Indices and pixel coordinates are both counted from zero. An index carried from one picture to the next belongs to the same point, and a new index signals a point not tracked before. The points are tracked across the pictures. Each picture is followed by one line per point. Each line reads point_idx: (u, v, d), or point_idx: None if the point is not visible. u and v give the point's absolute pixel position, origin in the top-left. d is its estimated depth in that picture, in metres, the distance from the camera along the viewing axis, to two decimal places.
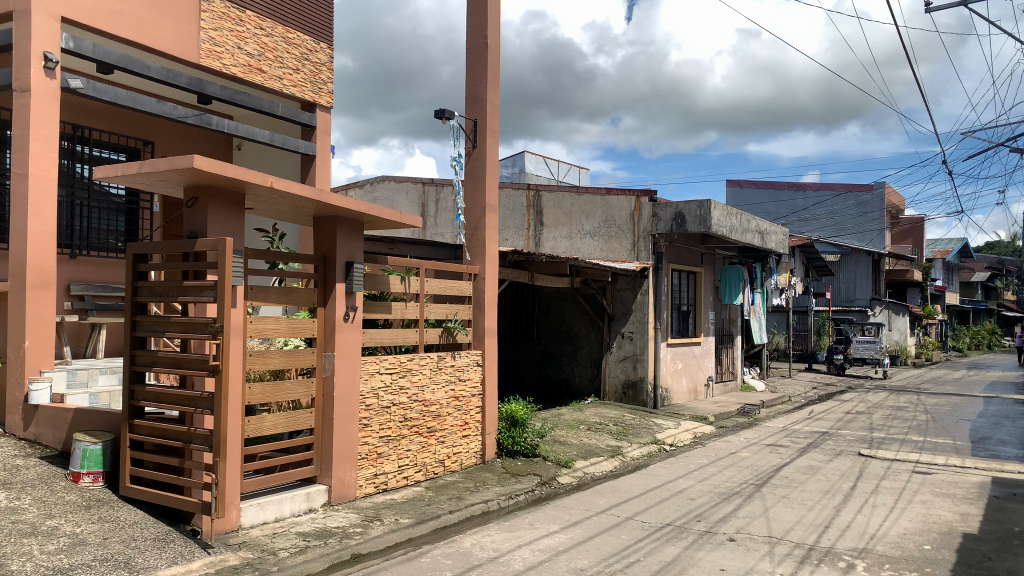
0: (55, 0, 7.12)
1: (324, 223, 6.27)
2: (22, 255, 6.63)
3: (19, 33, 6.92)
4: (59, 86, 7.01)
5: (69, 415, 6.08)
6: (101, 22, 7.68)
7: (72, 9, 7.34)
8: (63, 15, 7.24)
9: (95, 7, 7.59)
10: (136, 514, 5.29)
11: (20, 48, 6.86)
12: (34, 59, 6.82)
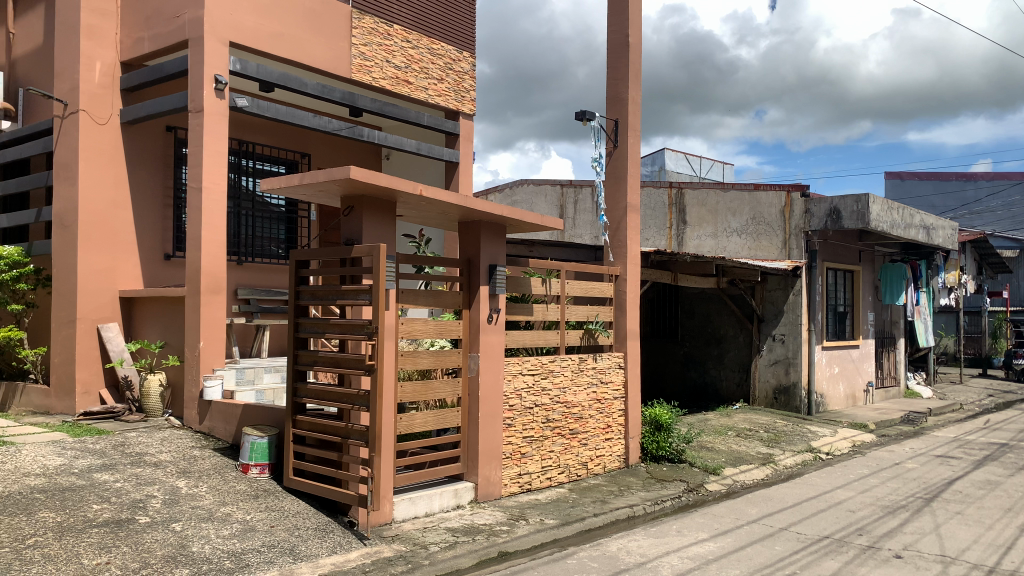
0: (225, 27, 7.71)
1: (468, 227, 6.42)
2: (198, 263, 7.23)
3: (194, 60, 7.54)
4: (228, 106, 7.59)
5: (238, 410, 6.58)
6: (265, 44, 8.23)
7: (240, 34, 7.91)
8: (232, 39, 7.82)
9: (260, 31, 8.15)
10: (298, 504, 5.62)
11: (195, 73, 7.49)
12: (206, 81, 7.41)
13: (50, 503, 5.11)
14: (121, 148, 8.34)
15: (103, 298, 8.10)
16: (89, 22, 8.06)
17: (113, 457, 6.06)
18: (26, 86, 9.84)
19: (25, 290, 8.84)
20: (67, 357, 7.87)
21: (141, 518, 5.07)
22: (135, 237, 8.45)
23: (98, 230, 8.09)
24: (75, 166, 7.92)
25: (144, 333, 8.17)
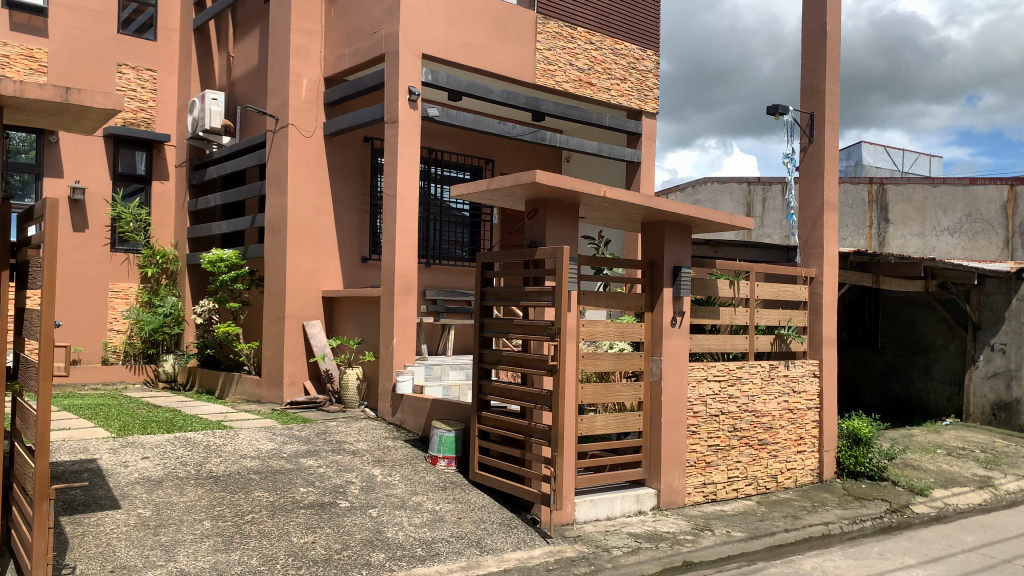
0: (418, 40, 8.12)
1: (652, 228, 6.32)
2: (392, 265, 7.66)
3: (390, 73, 8.01)
4: (420, 115, 7.99)
5: (428, 405, 6.90)
6: (455, 54, 8.57)
7: (432, 46, 8.30)
8: (425, 52, 8.22)
9: (451, 41, 8.49)
10: (484, 498, 5.78)
11: (391, 86, 7.95)
12: (401, 93, 7.84)
13: (264, 483, 5.63)
14: (324, 158, 9.01)
15: (307, 298, 8.80)
16: (298, 43, 8.80)
17: (316, 444, 6.57)
18: (243, 104, 10.91)
19: (241, 290, 9.79)
20: (276, 352, 8.64)
21: (342, 502, 5.45)
22: (335, 241, 9.09)
23: (304, 234, 8.81)
24: (284, 176, 8.68)
25: (342, 330, 8.79)
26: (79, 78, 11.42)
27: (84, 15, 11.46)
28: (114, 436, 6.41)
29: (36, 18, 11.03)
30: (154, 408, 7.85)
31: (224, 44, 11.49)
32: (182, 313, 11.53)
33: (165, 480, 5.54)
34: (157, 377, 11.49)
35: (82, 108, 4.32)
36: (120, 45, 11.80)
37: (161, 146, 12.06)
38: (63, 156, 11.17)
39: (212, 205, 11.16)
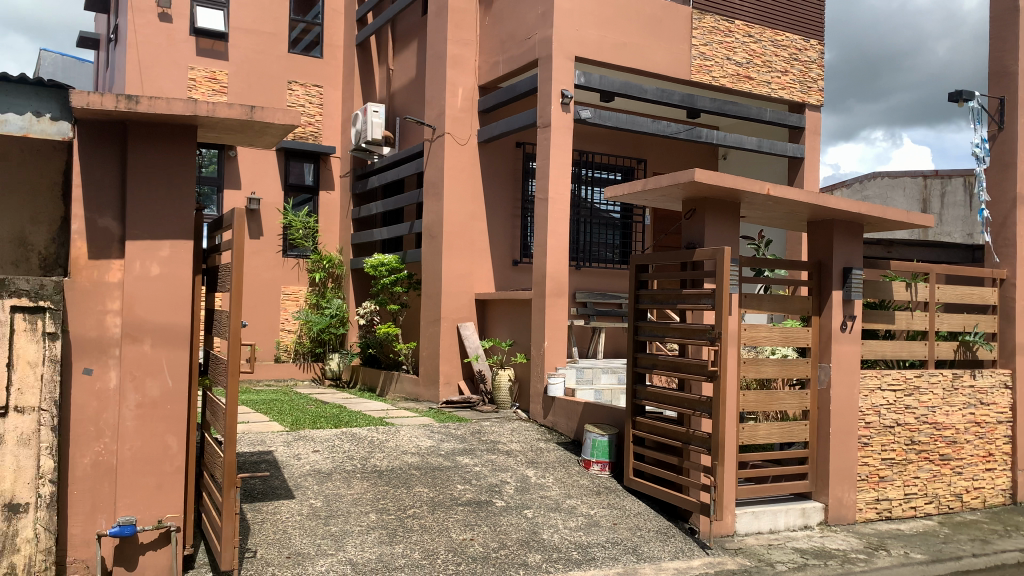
0: (571, 43, 8.15)
1: (819, 227, 5.99)
2: (545, 268, 7.73)
3: (544, 77, 8.09)
4: (573, 118, 8.00)
5: (580, 408, 6.88)
6: (609, 54, 8.51)
7: (585, 48, 8.29)
8: (578, 54, 8.22)
9: (604, 42, 8.45)
10: (639, 505, 5.69)
11: (545, 89, 8.02)
12: (554, 96, 7.90)
13: (424, 479, 5.82)
14: (478, 164, 9.22)
15: (462, 300, 9.06)
16: (454, 52, 9.07)
17: (472, 443, 6.72)
18: (402, 115, 11.40)
19: (400, 293, 10.22)
20: (433, 352, 8.93)
21: (498, 501, 5.54)
22: (489, 244, 9.28)
23: (459, 238, 9.08)
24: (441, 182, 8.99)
25: (495, 332, 8.94)
26: (255, 97, 12.37)
27: (260, 38, 12.42)
28: (288, 430, 6.85)
29: (219, 43, 12.08)
30: (321, 404, 8.34)
31: (384, 58, 12.03)
32: (346, 315, 12.25)
33: (333, 472, 5.85)
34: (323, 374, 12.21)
35: (265, 124, 4.67)
36: (291, 64, 12.67)
37: (327, 158, 12.81)
38: (241, 169, 12.12)
39: (373, 213, 11.71)
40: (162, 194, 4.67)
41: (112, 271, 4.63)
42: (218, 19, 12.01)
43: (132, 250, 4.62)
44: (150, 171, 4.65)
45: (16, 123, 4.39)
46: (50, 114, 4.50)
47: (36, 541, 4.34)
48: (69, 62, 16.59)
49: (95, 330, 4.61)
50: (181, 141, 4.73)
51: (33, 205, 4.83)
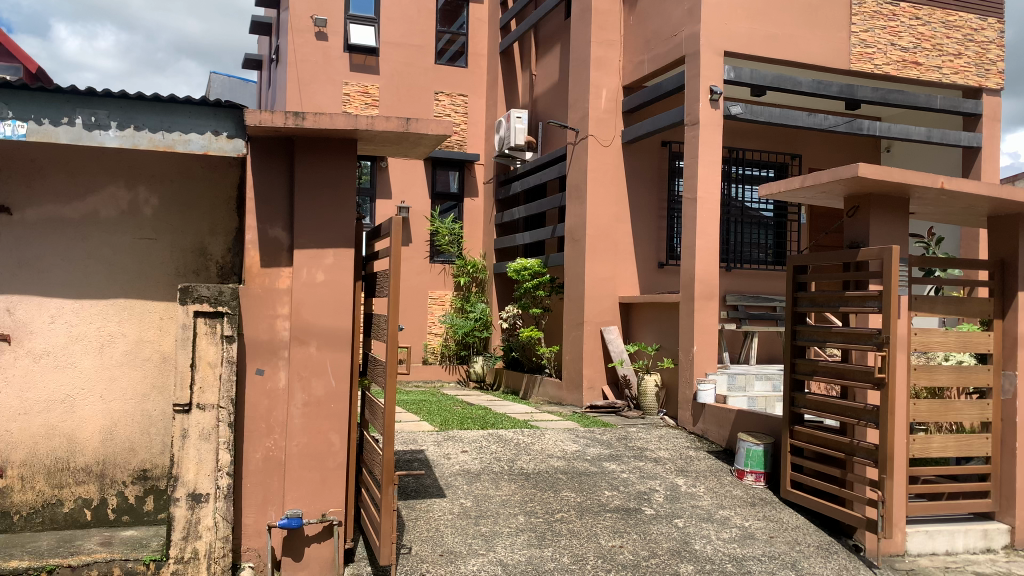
0: (720, 38, 7.91)
1: (1001, 222, 5.51)
2: (694, 271, 7.54)
3: (692, 74, 7.92)
4: (722, 115, 7.77)
5: (732, 416, 6.64)
6: (761, 47, 8.18)
7: (734, 42, 8.02)
8: (727, 49, 7.97)
9: (755, 35, 8.13)
10: (798, 519, 5.41)
11: (693, 87, 7.86)
12: (702, 93, 7.71)
13: (571, 483, 5.80)
14: (622, 166, 9.14)
15: (606, 304, 9.02)
16: (598, 54, 9.06)
17: (619, 449, 6.65)
18: (545, 120, 11.49)
19: (542, 297, 10.30)
20: (576, 356, 8.98)
21: (647, 509, 5.43)
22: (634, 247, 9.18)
23: (603, 241, 9.03)
24: (584, 185, 9.00)
25: (641, 336, 8.81)
26: (403, 108, 12.86)
27: (408, 51, 12.91)
28: (437, 430, 7.03)
29: (370, 58, 12.67)
30: (467, 405, 8.51)
31: (527, 64, 12.16)
32: (489, 319, 12.44)
33: (482, 473, 5.94)
34: (468, 376, 12.59)
35: (418, 136, 4.98)
36: (437, 74, 13.07)
37: (472, 166, 13.11)
38: (392, 179, 12.66)
39: (515, 218, 11.88)
40: (325, 207, 5.08)
41: (282, 279, 5.07)
42: (369, 35, 12.60)
43: (300, 259, 5.05)
44: (315, 183, 5.05)
45: (198, 142, 4.82)
46: (227, 132, 4.90)
47: (216, 529, 4.72)
48: (236, 83, 17.68)
49: (267, 333, 5.06)
50: (341, 156, 5.10)
51: (211, 217, 5.26)
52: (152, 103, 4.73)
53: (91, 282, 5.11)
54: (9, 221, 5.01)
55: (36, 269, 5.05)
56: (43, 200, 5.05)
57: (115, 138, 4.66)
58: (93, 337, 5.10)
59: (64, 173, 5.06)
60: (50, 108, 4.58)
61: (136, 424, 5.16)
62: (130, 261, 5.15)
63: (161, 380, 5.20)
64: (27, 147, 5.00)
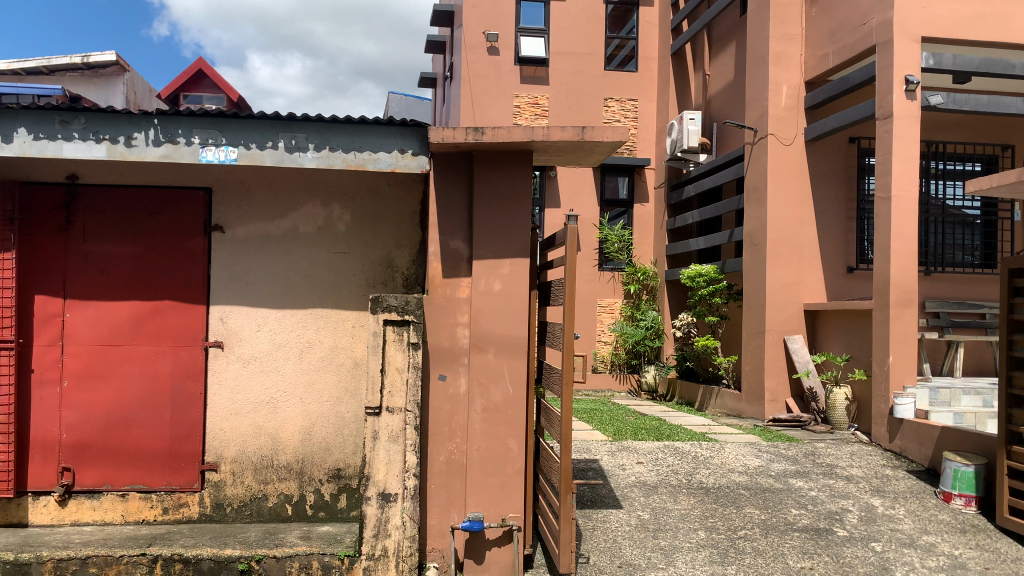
0: (917, 23, 7.35)
1: None
2: (888, 275, 7.06)
3: (883, 64, 7.42)
4: (920, 106, 7.23)
5: (936, 433, 6.11)
6: (966, 30, 7.47)
7: (933, 27, 7.40)
8: (925, 35, 7.38)
9: (959, 17, 7.44)
10: (1018, 549, 4.87)
11: (886, 77, 7.36)
12: (897, 84, 7.21)
13: (755, 500, 5.55)
14: (807, 165, 8.98)
15: (789, 311, 8.91)
16: (778, 49, 8.92)
17: (806, 465, 6.31)
18: (720, 120, 11.21)
19: (719, 304, 10.14)
20: (757, 367, 8.98)
21: (839, 530, 5.09)
22: (820, 250, 8.98)
23: (785, 245, 8.93)
24: (765, 188, 8.94)
25: (829, 346, 8.52)
26: (572, 116, 13.01)
27: (577, 59, 13.10)
28: (611, 440, 6.99)
29: (540, 69, 12.97)
30: (641, 416, 8.39)
31: (699, 65, 11.93)
32: (661, 327, 12.28)
33: (659, 486, 5.82)
34: (639, 386, 12.49)
35: (595, 143, 4.98)
36: (607, 80, 13.16)
37: (642, 171, 13.12)
38: (561, 188, 12.93)
39: (689, 223, 11.72)
40: (502, 216, 5.18)
41: (462, 288, 5.24)
42: (539, 46, 12.93)
43: (478, 269, 5.18)
44: (492, 194, 5.17)
45: (386, 160, 5.10)
46: (412, 150, 5.12)
47: (404, 528, 4.90)
48: (411, 101, 18.32)
49: (448, 340, 5.22)
50: (517, 167, 5.19)
51: (398, 231, 5.55)
52: (345, 124, 5.04)
53: (291, 292, 5.51)
54: (222, 238, 5.48)
55: (243, 282, 5.50)
56: (250, 218, 5.50)
57: (312, 158, 5.00)
58: (293, 343, 5.50)
59: (268, 193, 5.50)
60: (256, 134, 4.99)
61: (332, 425, 5.51)
62: (325, 273, 5.52)
63: (352, 384, 5.52)
64: (237, 171, 5.47)
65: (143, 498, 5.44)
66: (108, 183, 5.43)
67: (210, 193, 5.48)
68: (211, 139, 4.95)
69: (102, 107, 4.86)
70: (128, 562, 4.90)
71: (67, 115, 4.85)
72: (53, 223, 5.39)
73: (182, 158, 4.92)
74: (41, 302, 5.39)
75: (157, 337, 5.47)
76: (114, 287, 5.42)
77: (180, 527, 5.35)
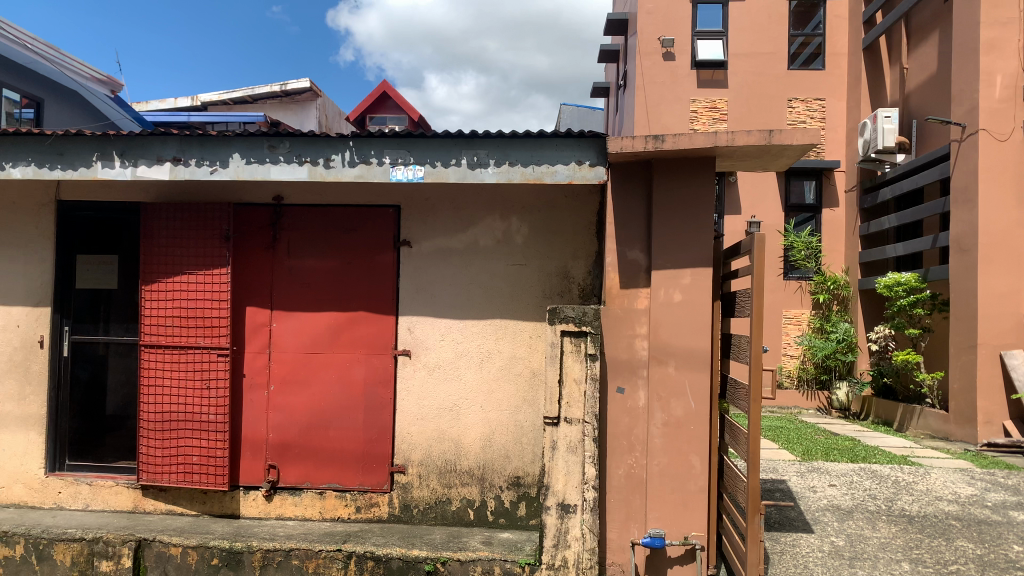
0: None
1: None
2: None
3: None
4: None
5: None
6: None
7: None
8: None
9: None
10: None
11: None
12: None
13: (968, 532, 5.04)
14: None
15: (1004, 324, 8.24)
16: (990, 36, 8.37)
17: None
18: (920, 116, 10.38)
19: (921, 316, 9.54)
20: (968, 385, 8.32)
21: None
22: None
23: (997, 251, 8.24)
24: (974, 189, 8.34)
25: None
26: (753, 119, 12.66)
27: (758, 59, 12.72)
28: (801, 460, 6.68)
29: (718, 71, 12.73)
30: (832, 436, 7.89)
31: (895, 58, 11.12)
32: (855, 341, 11.64)
33: (855, 511, 5.45)
34: (829, 405, 11.79)
35: (783, 147, 4.72)
36: (790, 80, 12.64)
37: (831, 173, 12.48)
38: (741, 194, 12.61)
39: (885, 228, 11.01)
40: (684, 225, 5.03)
41: (640, 299, 5.15)
42: (717, 49, 12.73)
43: (658, 279, 5.06)
44: (673, 203, 5.04)
45: (563, 172, 5.10)
46: (589, 161, 5.08)
47: (584, 540, 4.88)
48: (585, 112, 18.37)
49: (626, 352, 5.16)
50: (699, 174, 5.02)
51: (575, 243, 5.57)
52: (524, 139, 5.09)
53: (472, 304, 5.67)
54: (409, 252, 5.74)
55: (428, 294, 5.72)
56: (436, 233, 5.72)
57: (493, 174, 5.12)
58: (474, 352, 5.65)
59: (452, 208, 5.69)
60: (440, 152, 5.17)
61: (512, 433, 5.60)
62: (504, 285, 5.63)
63: (530, 394, 5.59)
64: (423, 189, 5.71)
65: (338, 497, 5.77)
66: (309, 203, 5.85)
67: (398, 210, 5.76)
68: (400, 158, 5.21)
69: (305, 132, 5.23)
70: (326, 557, 5.23)
71: (274, 140, 5.26)
72: (261, 240, 5.88)
73: (374, 178, 5.21)
74: (251, 313, 5.88)
75: (351, 346, 5.81)
76: (314, 299, 5.83)
77: (372, 526, 5.63)
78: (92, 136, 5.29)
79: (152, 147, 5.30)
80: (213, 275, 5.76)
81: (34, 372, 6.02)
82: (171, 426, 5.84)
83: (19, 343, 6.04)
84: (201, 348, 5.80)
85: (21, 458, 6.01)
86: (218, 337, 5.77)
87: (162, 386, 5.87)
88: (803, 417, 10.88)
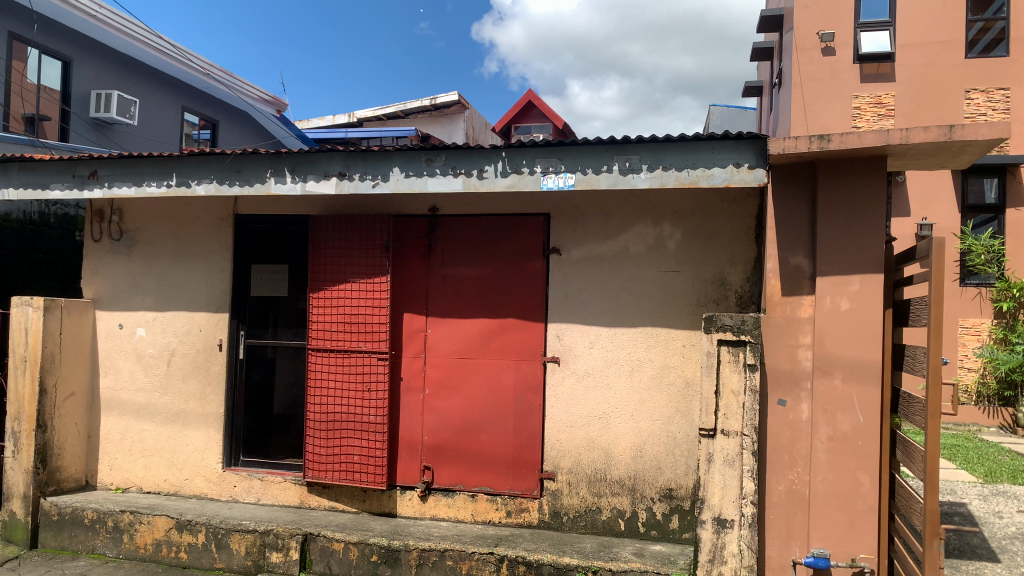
0: None
1: None
2: None
3: None
4: None
5: None
6: None
7: None
8: None
9: None
10: None
11: None
12: None
13: None
14: None
15: None
16: None
17: None
18: None
19: None
20: None
21: None
22: None
23: None
24: None
25: None
26: (926, 114, 11.90)
27: (930, 49, 11.87)
28: (984, 483, 6.17)
29: (885, 65, 11.98)
30: (1019, 456, 7.23)
31: None
32: None
33: None
34: (1014, 423, 10.86)
35: (965, 142, 4.35)
36: (968, 70, 11.74)
37: (1015, 169, 11.52)
38: (910, 195, 11.93)
39: None
40: (852, 228, 4.75)
41: (804, 308, 4.92)
42: (884, 40, 11.95)
43: (823, 286, 4.81)
44: (840, 206, 4.78)
45: (720, 176, 4.89)
46: (748, 163, 4.85)
47: (741, 557, 4.71)
48: (736, 112, 17.73)
49: (789, 362, 4.94)
50: (869, 174, 4.73)
51: (730, 248, 5.39)
52: (678, 142, 4.95)
53: (623, 311, 5.61)
54: (559, 260, 5.76)
55: (578, 301, 5.71)
56: (586, 240, 5.70)
57: (646, 179, 5.02)
58: (625, 360, 5.59)
59: (602, 215, 5.66)
60: (592, 159, 5.14)
61: (664, 445, 5.49)
62: (655, 293, 5.54)
63: (684, 405, 5.45)
64: (573, 196, 5.72)
65: (489, 500, 5.86)
66: (463, 213, 6.00)
67: (548, 219, 5.79)
68: (551, 167, 5.21)
69: (458, 144, 5.35)
70: (479, 559, 5.31)
71: (430, 153, 5.42)
72: (417, 249, 6.09)
73: (526, 187, 5.25)
74: (407, 319, 6.10)
75: (502, 351, 5.90)
76: (466, 307, 5.97)
77: (522, 531, 5.67)
78: (266, 154, 5.66)
79: (319, 163, 5.61)
80: (373, 282, 6.03)
81: (214, 372, 6.51)
82: (334, 426, 6.16)
83: (201, 346, 6.55)
84: (362, 352, 6.07)
85: (202, 452, 6.51)
86: (378, 342, 6.03)
87: (326, 388, 6.20)
88: (981, 436, 10.07)
